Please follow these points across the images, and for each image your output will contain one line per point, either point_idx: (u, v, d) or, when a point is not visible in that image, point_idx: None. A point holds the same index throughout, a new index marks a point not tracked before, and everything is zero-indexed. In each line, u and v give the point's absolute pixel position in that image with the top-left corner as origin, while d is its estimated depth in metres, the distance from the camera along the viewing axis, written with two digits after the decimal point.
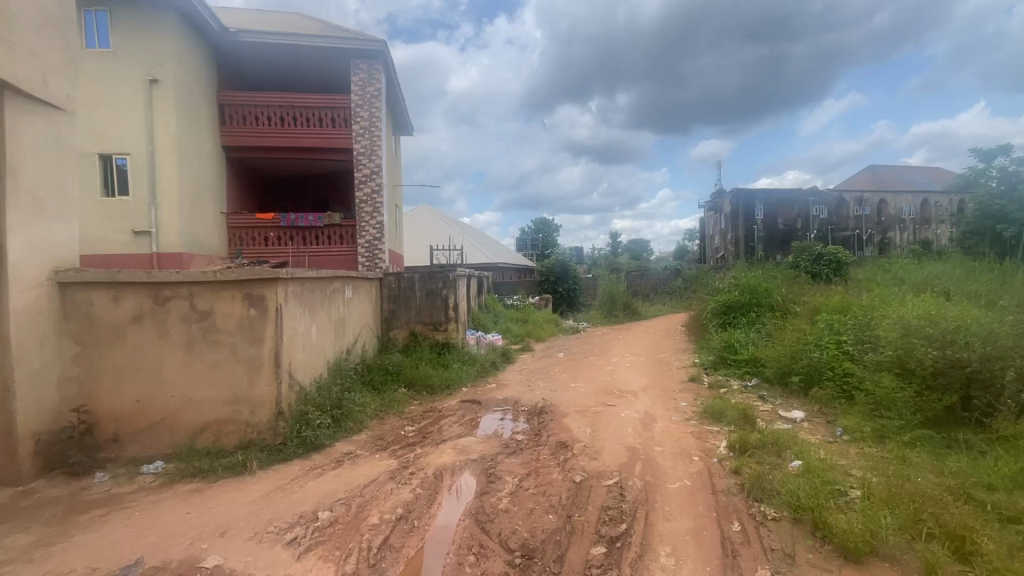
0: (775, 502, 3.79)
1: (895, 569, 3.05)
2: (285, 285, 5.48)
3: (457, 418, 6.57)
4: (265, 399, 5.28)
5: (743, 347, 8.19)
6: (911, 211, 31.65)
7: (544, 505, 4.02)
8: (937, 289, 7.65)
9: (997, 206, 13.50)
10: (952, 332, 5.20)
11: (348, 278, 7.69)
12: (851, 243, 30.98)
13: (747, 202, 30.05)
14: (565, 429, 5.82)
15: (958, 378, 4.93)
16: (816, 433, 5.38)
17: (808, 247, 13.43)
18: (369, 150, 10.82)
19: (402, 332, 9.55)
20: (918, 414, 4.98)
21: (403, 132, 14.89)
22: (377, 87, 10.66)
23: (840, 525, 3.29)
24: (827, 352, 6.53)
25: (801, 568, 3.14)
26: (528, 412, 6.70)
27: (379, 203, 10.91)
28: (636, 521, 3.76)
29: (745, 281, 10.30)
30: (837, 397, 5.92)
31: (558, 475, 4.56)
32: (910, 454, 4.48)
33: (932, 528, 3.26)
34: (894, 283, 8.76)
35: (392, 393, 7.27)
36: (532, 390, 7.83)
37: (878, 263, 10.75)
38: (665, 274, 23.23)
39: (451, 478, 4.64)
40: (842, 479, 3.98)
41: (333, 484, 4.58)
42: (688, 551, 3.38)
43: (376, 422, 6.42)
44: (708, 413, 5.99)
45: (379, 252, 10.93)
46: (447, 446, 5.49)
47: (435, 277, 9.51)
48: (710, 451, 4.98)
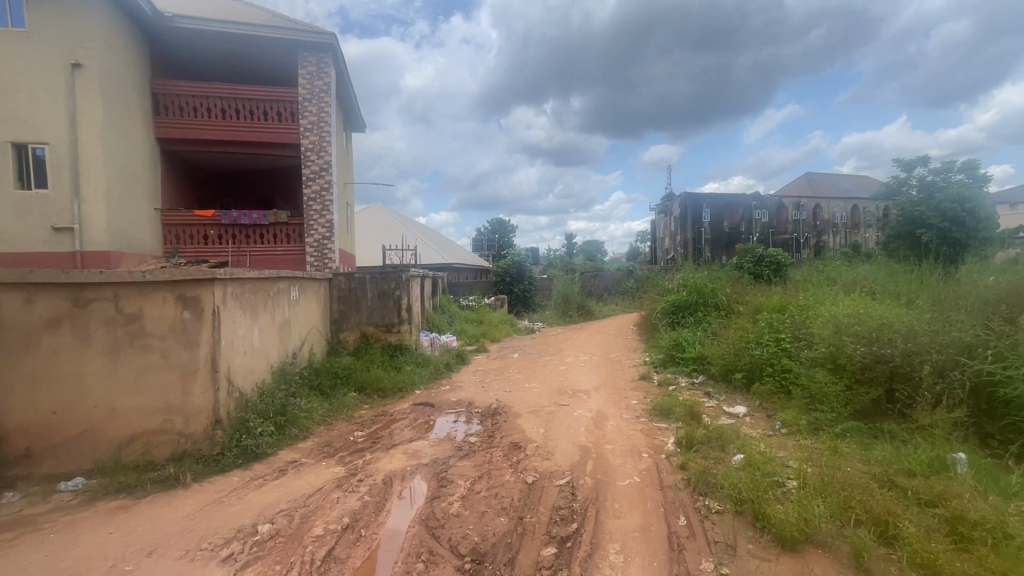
0: (718, 495, 3.93)
1: (827, 555, 3.21)
2: (223, 285, 5.18)
3: (409, 421, 6.43)
4: (201, 407, 4.97)
5: (691, 345, 8.46)
6: (843, 217, 33.86)
7: (496, 507, 3.99)
8: (865, 290, 8.20)
9: (918, 213, 14.67)
10: (877, 328, 5.60)
11: (294, 279, 7.39)
12: (790, 246, 32.75)
13: (695, 205, 31.22)
14: (518, 430, 5.81)
15: (882, 372, 5.30)
16: (757, 427, 5.62)
17: (751, 249, 14.09)
18: (318, 145, 10.44)
19: (352, 334, 9.27)
20: (848, 407, 5.30)
21: (355, 128, 14.49)
22: (326, 81, 10.31)
23: (777, 515, 3.43)
24: (767, 349, 6.85)
25: (743, 559, 3.25)
26: (482, 413, 6.66)
27: (329, 201, 10.54)
28: (586, 520, 3.78)
29: (693, 282, 10.67)
30: (776, 392, 6.22)
31: (510, 477, 4.54)
32: (841, 445, 4.75)
33: (860, 514, 3.46)
34: (828, 284, 9.32)
35: (341, 398, 7.03)
36: (486, 391, 7.78)
37: (814, 265, 11.41)
38: (619, 274, 23.75)
39: (401, 483, 4.53)
40: (780, 470, 4.17)
41: (275, 495, 4.36)
42: (636, 548, 3.43)
43: (324, 428, 6.18)
44: (657, 410, 6.14)
45: (328, 252, 10.57)
46: (397, 450, 5.36)
47: (387, 278, 9.29)
48: (658, 447, 5.09)
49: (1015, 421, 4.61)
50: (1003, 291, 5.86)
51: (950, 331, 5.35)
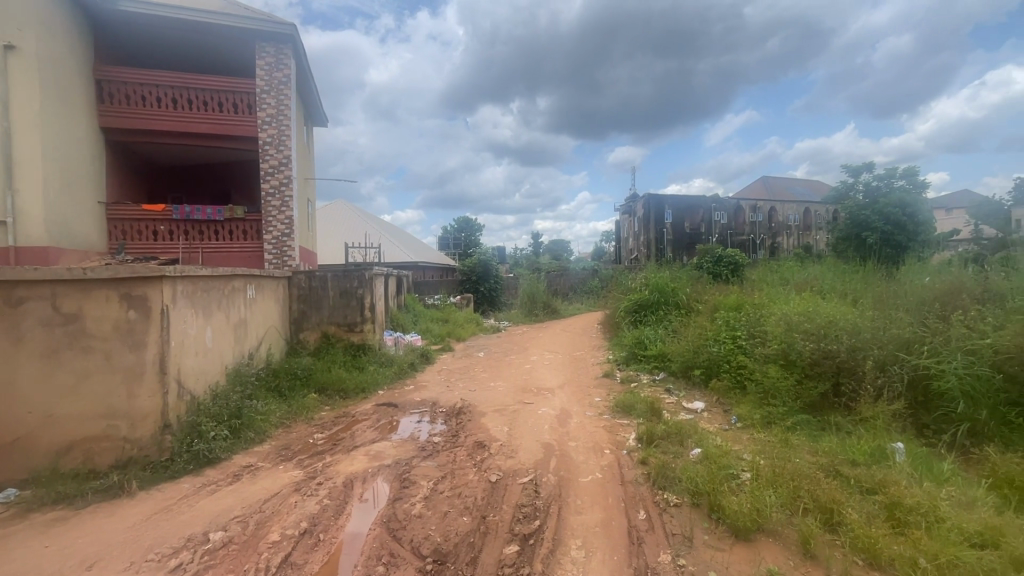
0: (676, 488, 4.04)
1: (776, 543, 3.34)
2: (172, 283, 4.95)
3: (372, 422, 6.32)
4: (148, 411, 4.74)
5: (652, 343, 8.66)
6: (796, 219, 35.42)
7: (459, 507, 3.97)
8: (814, 290, 8.60)
9: (863, 216, 15.48)
10: (825, 326, 5.88)
11: (250, 277, 7.12)
12: (747, 247, 33.94)
13: (658, 206, 31.95)
14: (483, 429, 5.81)
15: (829, 367, 5.57)
16: (714, 422, 5.81)
17: (710, 249, 14.54)
18: (277, 139, 10.10)
19: (313, 334, 9.04)
20: (798, 401, 5.54)
21: (316, 122, 14.11)
22: (285, 73, 9.99)
23: (731, 506, 3.56)
24: (724, 346, 7.08)
25: (699, 550, 3.35)
26: (446, 412, 6.62)
27: (289, 197, 10.22)
28: (549, 517, 3.82)
29: (654, 281, 10.92)
30: (732, 388, 6.44)
31: (474, 476, 4.53)
32: (792, 437, 4.96)
33: (808, 503, 3.62)
34: (781, 283, 9.73)
35: (300, 399, 6.84)
36: (451, 390, 7.73)
37: (769, 265, 11.88)
38: (584, 274, 24.04)
39: (362, 486, 4.44)
40: (735, 463, 4.32)
41: (229, 501, 4.20)
42: (597, 543, 3.49)
43: (282, 431, 5.99)
44: (619, 407, 6.27)
45: (288, 249, 10.25)
46: (359, 452, 5.26)
47: (350, 276, 9.10)
48: (620, 443, 5.19)
49: (947, 412, 4.94)
50: (937, 291, 6.26)
51: (891, 327, 5.67)
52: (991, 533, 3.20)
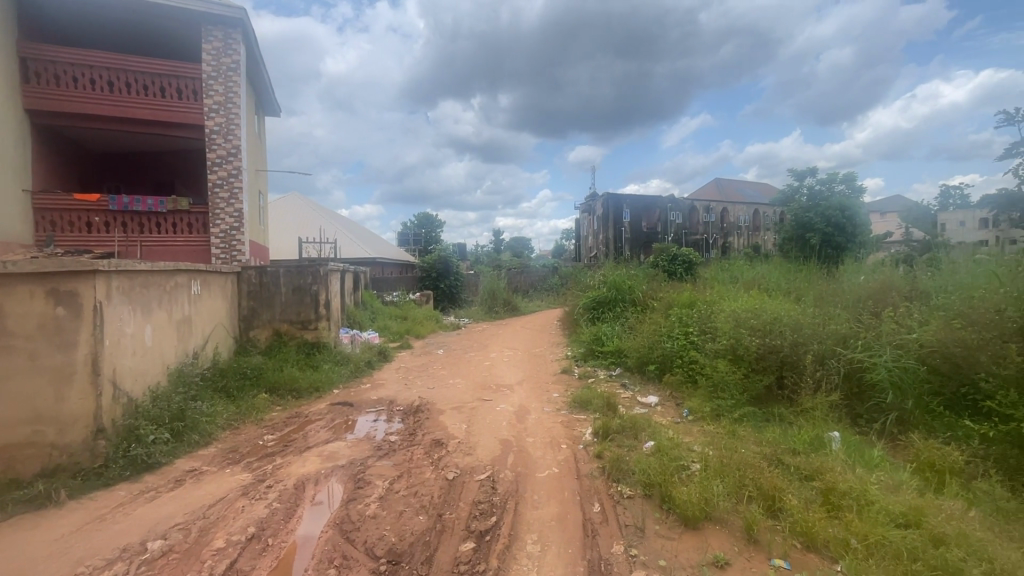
0: (630, 481, 4.15)
1: (723, 530, 3.48)
2: (106, 278, 4.65)
3: (326, 422, 6.15)
4: (78, 415, 4.44)
5: (609, 339, 8.83)
6: (746, 220, 37.16)
7: (415, 506, 3.93)
8: (760, 287, 9.01)
9: (807, 218, 16.35)
10: (770, 322, 6.14)
11: (195, 272, 6.78)
12: (700, 247, 35.14)
13: (616, 205, 32.55)
14: (441, 426, 5.76)
15: (774, 362, 5.84)
16: (667, 415, 5.99)
17: (666, 248, 14.99)
18: (225, 128, 9.63)
19: (264, 332, 8.71)
20: (745, 394, 5.80)
21: (268, 112, 13.54)
22: (234, 59, 9.53)
23: (681, 496, 3.68)
24: (677, 342, 7.30)
25: (650, 540, 3.44)
26: (403, 411, 6.52)
27: (238, 189, 9.77)
28: (505, 513, 3.83)
29: (612, 279, 11.13)
30: (684, 382, 6.67)
31: (431, 474, 4.49)
32: (738, 429, 5.18)
33: (752, 490, 3.79)
34: (731, 281, 10.14)
35: (249, 400, 6.57)
36: (408, 388, 7.62)
37: (720, 264, 12.36)
38: (545, 271, 24.23)
39: (314, 487, 4.32)
40: (686, 454, 4.48)
41: (169, 508, 3.99)
42: (553, 537, 3.53)
43: (229, 433, 5.74)
44: (576, 402, 6.36)
45: (237, 243, 9.80)
46: (311, 453, 5.11)
47: (304, 272, 8.83)
48: (577, 438, 5.27)
49: (878, 402, 5.28)
50: (870, 289, 6.69)
51: (829, 324, 6.01)
52: (914, 513, 3.44)
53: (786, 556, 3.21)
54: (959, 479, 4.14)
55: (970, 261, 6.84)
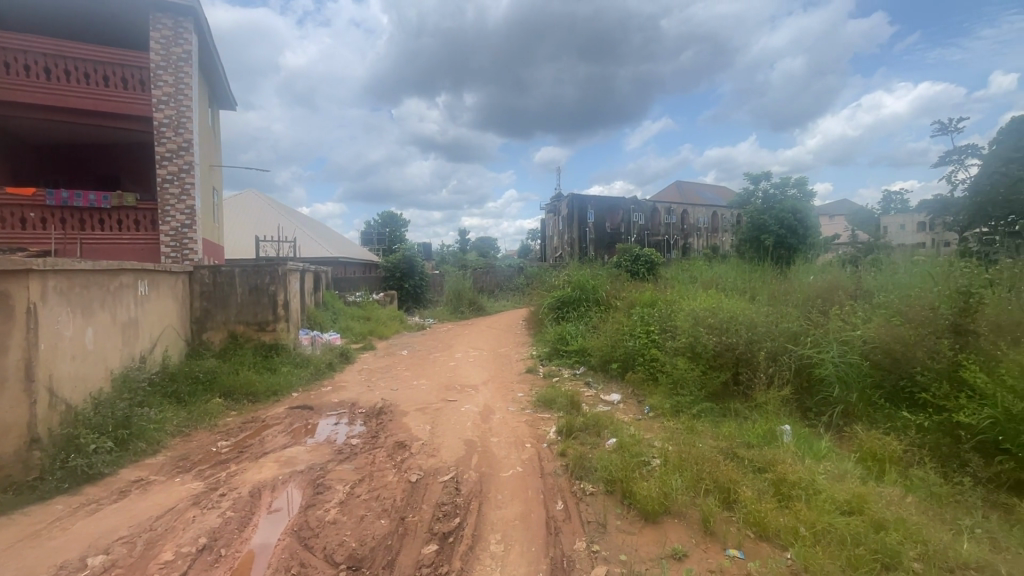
0: (592, 478, 4.21)
1: (680, 523, 3.58)
2: (41, 279, 4.41)
3: (284, 426, 5.96)
4: (11, 425, 4.19)
5: (573, 338, 8.94)
6: (705, 222, 38.47)
7: (377, 509, 3.86)
8: (718, 287, 9.32)
9: (761, 220, 17.05)
10: (727, 320, 6.35)
11: (143, 271, 6.46)
12: (662, 247, 36.01)
13: (581, 206, 32.90)
14: (404, 428, 5.69)
15: (730, 359, 6.06)
16: (629, 412, 6.11)
17: (629, 249, 15.32)
18: (175, 121, 9.17)
19: (218, 334, 8.37)
20: (703, 390, 5.99)
21: (223, 105, 13.02)
22: (185, 49, 9.09)
23: (642, 491, 3.76)
24: (639, 340, 7.46)
25: (611, 535, 3.50)
26: (366, 413, 6.39)
27: (189, 185, 9.33)
28: (468, 513, 3.82)
29: (576, 279, 11.27)
30: (646, 379, 6.83)
31: (393, 477, 4.42)
32: (696, 424, 5.34)
33: (709, 484, 3.91)
34: (690, 280, 10.46)
35: (202, 405, 6.30)
36: (371, 390, 7.48)
37: (681, 263, 12.75)
38: (510, 271, 24.31)
39: (271, 494, 4.18)
40: (646, 450, 4.58)
41: (113, 521, 3.77)
42: (516, 536, 3.53)
43: (180, 440, 5.48)
44: (541, 401, 6.41)
45: (188, 241, 9.36)
46: (268, 459, 4.94)
47: (261, 272, 8.57)
48: (541, 437, 5.31)
49: (826, 395, 5.55)
50: (819, 289, 7.03)
51: (781, 321, 6.27)
52: (857, 500, 3.62)
53: (740, 546, 3.33)
54: (898, 467, 4.40)
55: (909, 262, 7.28)
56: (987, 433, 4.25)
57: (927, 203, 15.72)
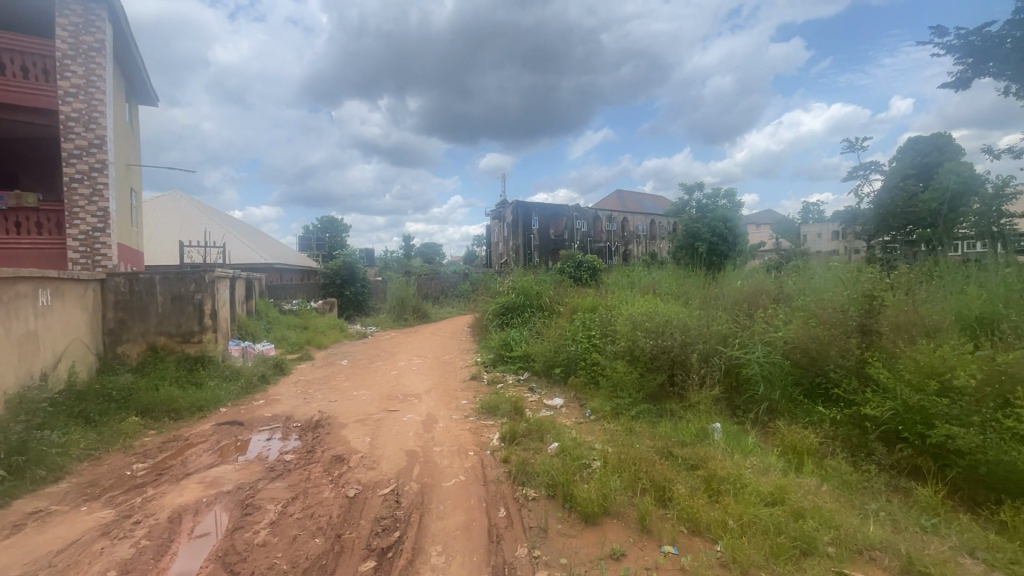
0: (534, 483, 4.24)
1: (619, 523, 3.66)
2: None
3: (211, 445, 5.58)
4: None
5: (517, 344, 9.01)
6: (643, 229, 40.17)
7: (311, 528, 3.69)
8: (655, 292, 9.72)
9: (695, 228, 18.02)
10: (663, 323, 6.61)
11: (45, 279, 5.88)
12: (604, 254, 37.10)
13: (525, 213, 33.29)
14: (342, 441, 5.48)
15: (666, 361, 6.32)
16: (571, 416, 6.22)
17: (572, 255, 15.69)
18: (86, 115, 8.42)
19: (135, 347, 7.74)
20: (640, 392, 6.20)
21: (142, 100, 12.13)
22: (98, 38, 8.39)
23: (582, 494, 3.82)
24: (581, 345, 7.63)
25: (552, 539, 3.53)
26: (301, 427, 6.11)
27: (102, 185, 8.59)
28: (409, 526, 3.73)
29: (520, 285, 11.38)
30: (587, 383, 6.99)
31: (329, 493, 4.24)
32: (635, 425, 5.52)
33: (645, 483, 4.05)
34: (629, 286, 10.85)
35: (115, 426, 5.78)
36: (307, 402, 7.16)
37: (621, 269, 13.19)
38: (456, 277, 24.18)
39: (194, 518, 3.89)
40: (587, 453, 4.67)
41: (3, 560, 3.37)
42: (457, 546, 3.49)
43: (89, 464, 5.00)
44: (484, 408, 6.40)
45: (101, 246, 8.59)
46: (191, 480, 4.60)
47: (185, 279, 8.03)
48: (484, 444, 5.28)
49: (752, 394, 5.90)
50: (745, 293, 7.50)
51: (712, 324, 6.61)
52: (779, 492, 3.86)
53: (674, 542, 3.45)
54: (814, 458, 4.74)
55: (824, 268, 7.91)
56: (890, 424, 4.67)
57: (839, 214, 17.25)
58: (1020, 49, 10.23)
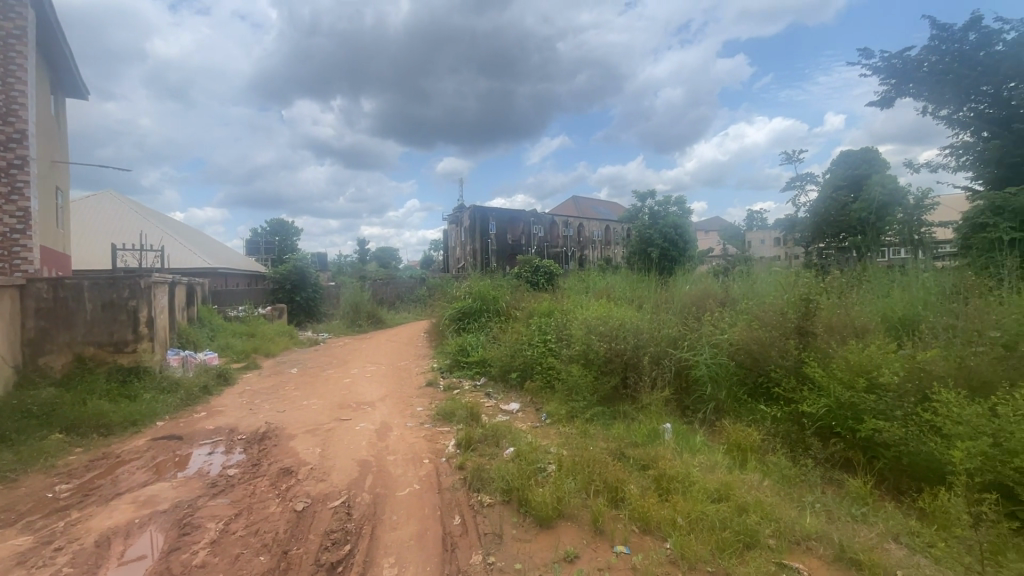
0: (490, 489, 4.22)
1: (573, 525, 3.70)
2: None
3: (145, 461, 5.23)
4: None
5: (474, 349, 8.98)
6: (598, 235, 41.10)
7: (255, 545, 3.53)
8: (610, 296, 9.96)
9: (648, 234, 18.60)
10: (616, 327, 6.77)
11: None
12: (560, 259, 37.60)
13: (483, 218, 33.27)
14: (290, 453, 5.27)
15: (619, 364, 6.48)
16: (527, 420, 6.25)
17: (529, 260, 15.83)
18: (4, 108, 7.78)
19: (60, 358, 7.17)
20: (595, 394, 6.31)
21: (70, 92, 11.30)
22: (19, 25, 7.77)
23: (537, 499, 3.83)
24: (537, 349, 7.69)
25: (507, 545, 3.53)
26: (246, 440, 5.82)
27: (22, 183, 7.93)
28: (360, 539, 3.63)
29: (477, 289, 11.36)
30: (543, 387, 7.05)
31: (276, 508, 4.07)
32: (589, 428, 5.62)
33: (598, 485, 4.11)
34: (585, 290, 11.06)
35: (35, 444, 5.32)
36: (253, 413, 6.84)
37: (577, 274, 13.43)
38: (412, 281, 23.86)
39: (125, 541, 3.63)
40: (542, 457, 4.70)
41: None
42: (410, 557, 3.43)
43: (3, 487, 4.57)
44: (441, 415, 6.32)
45: (20, 249, 7.91)
46: (122, 500, 4.29)
47: (117, 286, 7.52)
48: (439, 451, 5.21)
49: (700, 394, 6.13)
50: (694, 297, 7.80)
51: (662, 327, 6.82)
52: (725, 488, 4.02)
53: (626, 542, 3.51)
54: (757, 454, 4.97)
55: (767, 273, 8.33)
56: (824, 420, 4.97)
57: (779, 222, 18.25)
58: (935, 72, 11.22)
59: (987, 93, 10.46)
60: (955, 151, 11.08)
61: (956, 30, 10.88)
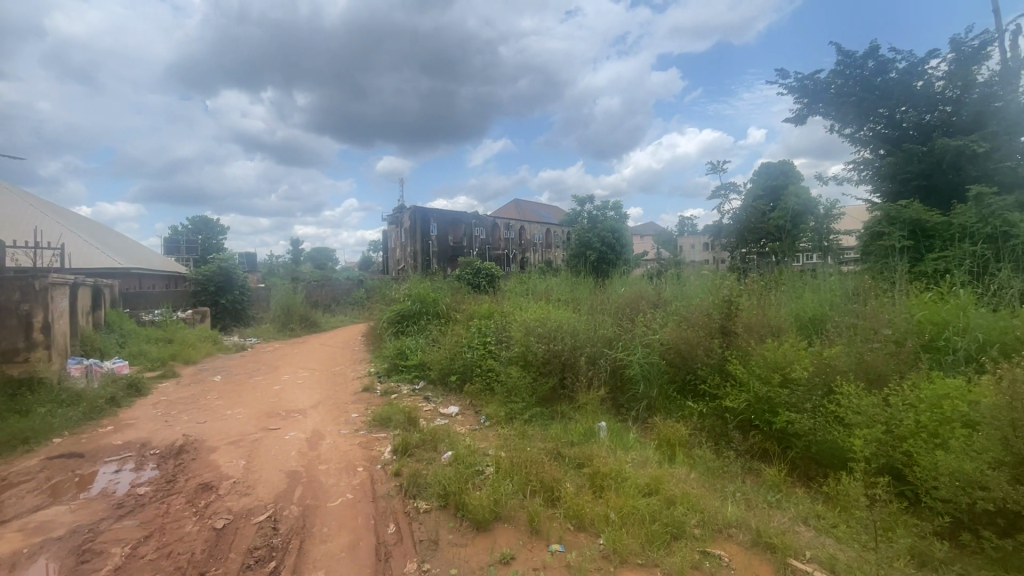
0: (426, 495, 4.15)
1: (510, 527, 3.72)
2: None
3: (39, 483, 4.69)
4: None
5: (412, 353, 8.80)
6: (539, 238, 41.74)
7: (168, 569, 3.26)
8: (549, 298, 10.11)
9: (587, 237, 19.17)
10: (555, 328, 6.89)
11: None
12: (502, 261, 37.76)
13: (423, 219, 32.68)
14: (211, 467, 4.91)
15: (557, 365, 6.60)
16: (466, 423, 6.21)
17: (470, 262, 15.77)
18: None
19: None
20: (533, 395, 6.40)
21: None
22: None
23: (474, 502, 3.81)
24: (477, 351, 7.67)
25: (443, 551, 3.47)
26: (160, 454, 5.37)
27: None
28: (287, 554, 3.44)
29: (416, 291, 11.17)
30: (483, 389, 7.05)
31: (193, 527, 3.78)
32: (528, 429, 5.67)
33: (535, 485, 4.16)
34: (524, 292, 11.16)
35: None
36: (169, 425, 6.32)
37: (517, 276, 13.54)
38: (350, 283, 23.09)
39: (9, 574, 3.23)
40: (480, 459, 4.68)
41: None
42: (341, 570, 3.30)
43: None
44: (377, 421, 6.14)
45: None
46: (8, 529, 3.83)
47: (6, 288, 6.86)
48: (374, 458, 5.06)
49: (634, 392, 6.37)
50: (628, 299, 8.10)
51: (598, 328, 7.03)
52: (655, 482, 4.19)
53: (562, 540, 3.58)
54: (684, 448, 5.23)
55: (695, 276, 8.80)
56: (744, 414, 5.31)
57: (707, 227, 19.34)
58: (840, 95, 12.34)
59: (883, 116, 11.62)
60: (857, 166, 12.22)
61: (857, 57, 12.02)
